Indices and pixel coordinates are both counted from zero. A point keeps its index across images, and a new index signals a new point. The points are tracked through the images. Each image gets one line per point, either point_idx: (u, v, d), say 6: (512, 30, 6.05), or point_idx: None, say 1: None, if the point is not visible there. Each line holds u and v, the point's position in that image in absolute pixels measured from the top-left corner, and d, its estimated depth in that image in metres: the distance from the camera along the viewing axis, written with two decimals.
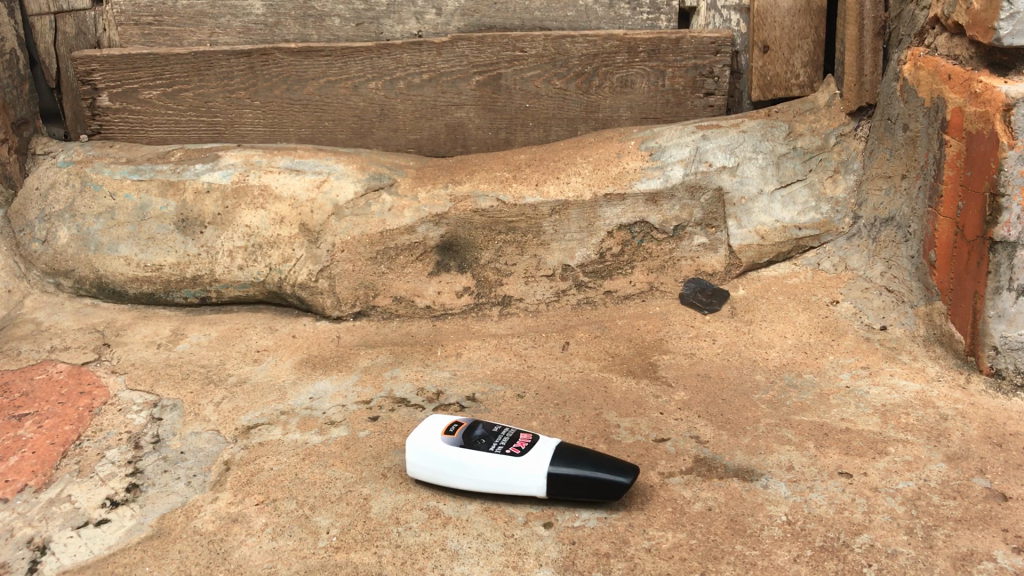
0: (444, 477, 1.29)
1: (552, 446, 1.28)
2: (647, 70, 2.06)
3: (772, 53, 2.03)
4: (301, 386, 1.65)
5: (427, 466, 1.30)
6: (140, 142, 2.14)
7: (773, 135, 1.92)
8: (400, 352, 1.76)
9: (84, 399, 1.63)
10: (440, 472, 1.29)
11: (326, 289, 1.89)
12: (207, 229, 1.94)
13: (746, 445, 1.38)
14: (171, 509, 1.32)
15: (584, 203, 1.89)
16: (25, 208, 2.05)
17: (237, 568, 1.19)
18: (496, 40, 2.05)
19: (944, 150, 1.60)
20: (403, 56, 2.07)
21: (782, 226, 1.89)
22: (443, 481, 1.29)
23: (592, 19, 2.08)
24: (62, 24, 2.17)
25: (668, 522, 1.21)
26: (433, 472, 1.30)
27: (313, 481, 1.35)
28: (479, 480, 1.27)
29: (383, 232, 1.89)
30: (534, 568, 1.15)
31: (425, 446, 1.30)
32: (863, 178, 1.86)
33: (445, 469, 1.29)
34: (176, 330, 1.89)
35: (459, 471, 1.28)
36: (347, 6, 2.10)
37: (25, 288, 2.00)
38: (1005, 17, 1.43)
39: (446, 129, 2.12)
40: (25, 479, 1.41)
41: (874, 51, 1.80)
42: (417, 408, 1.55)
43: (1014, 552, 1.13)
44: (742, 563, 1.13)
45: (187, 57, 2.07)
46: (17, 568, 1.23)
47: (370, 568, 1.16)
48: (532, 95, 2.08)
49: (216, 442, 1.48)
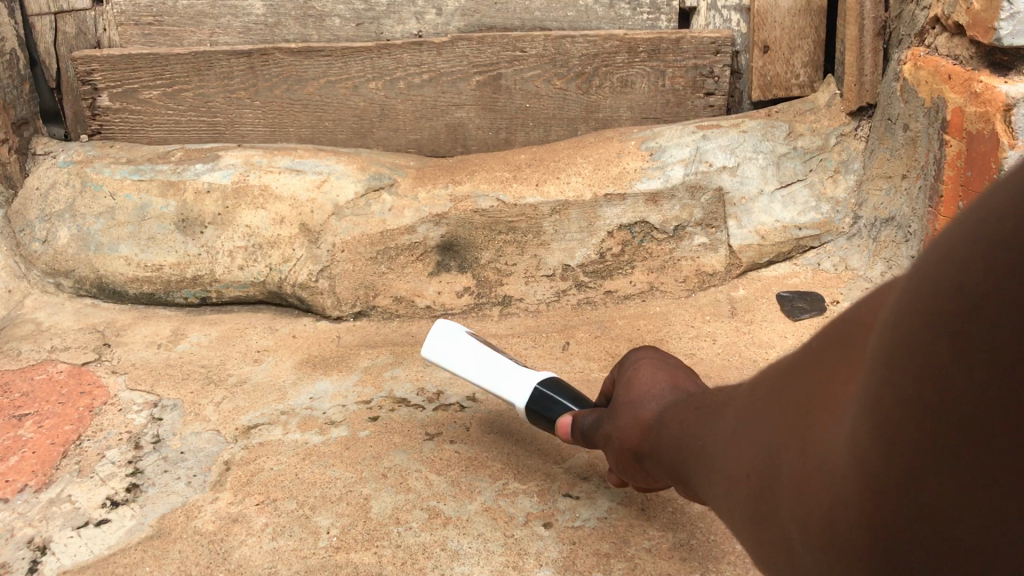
0: (446, 353, 1.37)
1: (529, 387, 1.28)
2: (647, 70, 2.06)
3: (772, 53, 2.03)
4: (301, 386, 1.65)
5: (439, 338, 1.39)
6: (140, 142, 2.14)
7: (774, 135, 1.92)
8: (400, 352, 1.75)
9: (85, 399, 1.63)
10: (445, 347, 1.38)
11: (325, 290, 1.89)
12: (207, 229, 1.94)
13: None
14: (171, 509, 1.32)
15: (584, 203, 1.88)
16: (25, 208, 2.05)
17: (238, 568, 1.19)
18: (496, 40, 2.04)
19: (943, 150, 1.61)
20: (403, 56, 2.06)
21: (782, 226, 1.89)
22: (442, 358, 1.38)
23: (592, 20, 2.09)
24: (62, 24, 2.17)
25: (668, 523, 1.23)
26: (439, 345, 1.38)
27: (313, 480, 1.35)
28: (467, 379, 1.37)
29: (383, 232, 1.89)
30: (535, 568, 1.16)
31: (448, 326, 1.40)
32: (863, 179, 1.87)
33: (450, 346, 1.37)
34: (177, 330, 1.89)
35: (462, 352, 1.36)
36: (347, 6, 2.10)
37: (25, 288, 2.00)
38: (1005, 17, 1.43)
39: (447, 129, 2.13)
40: (26, 479, 1.41)
41: (874, 51, 1.80)
42: (417, 408, 1.54)
43: None
44: (742, 563, 1.15)
45: (187, 57, 2.07)
46: (18, 568, 1.23)
47: (370, 568, 1.17)
48: (532, 95, 2.09)
49: (217, 442, 1.48)
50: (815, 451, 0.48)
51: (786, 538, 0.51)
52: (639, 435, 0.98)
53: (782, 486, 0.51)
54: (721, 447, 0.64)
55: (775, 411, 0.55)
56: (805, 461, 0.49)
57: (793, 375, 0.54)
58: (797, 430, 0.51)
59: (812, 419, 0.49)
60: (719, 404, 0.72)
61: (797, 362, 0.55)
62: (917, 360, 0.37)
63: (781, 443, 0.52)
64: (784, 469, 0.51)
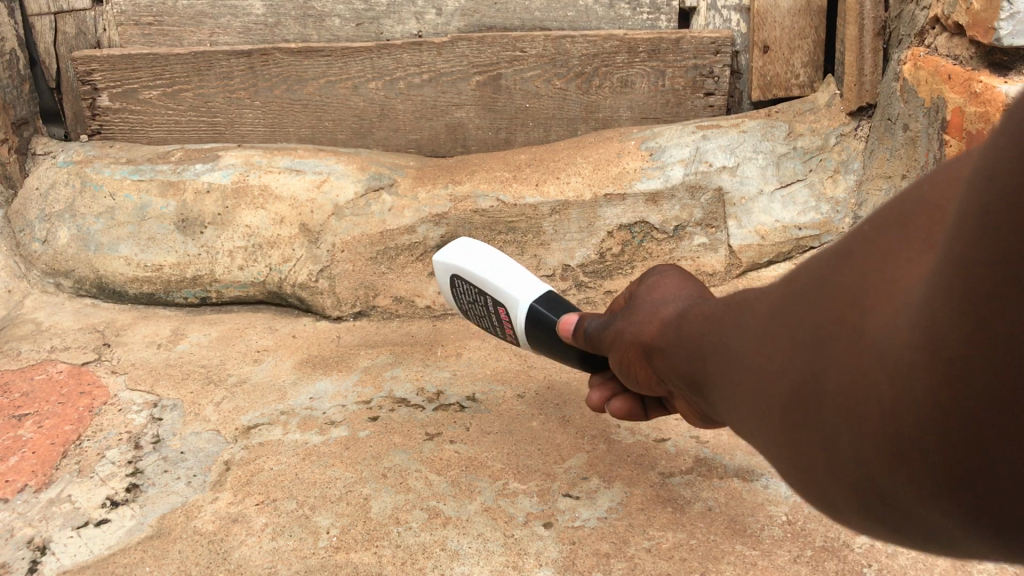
0: (461, 257, 1.34)
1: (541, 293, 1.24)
2: (647, 70, 2.06)
3: (772, 54, 2.03)
4: (301, 386, 1.65)
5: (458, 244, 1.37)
6: (140, 142, 2.14)
7: (773, 135, 1.92)
8: (400, 352, 1.75)
9: (85, 399, 1.63)
10: (461, 253, 1.35)
11: (325, 290, 1.89)
12: (207, 229, 1.94)
13: (745, 445, 1.39)
14: (171, 509, 1.32)
15: (584, 203, 1.88)
16: (25, 208, 2.05)
17: (238, 568, 1.19)
18: (496, 40, 2.05)
19: (944, 150, 1.61)
20: (403, 56, 2.06)
21: (782, 226, 1.88)
22: (456, 261, 1.35)
23: (592, 19, 2.09)
24: (62, 24, 2.17)
25: (668, 523, 1.23)
26: (456, 251, 1.36)
27: (313, 481, 1.35)
28: (475, 299, 1.34)
29: (384, 232, 1.89)
30: (535, 568, 1.16)
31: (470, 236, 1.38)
32: (863, 179, 1.86)
33: (467, 251, 1.34)
34: (176, 330, 1.89)
35: (477, 255, 1.33)
36: (347, 6, 2.10)
37: (24, 288, 2.00)
38: (1005, 17, 1.43)
39: (446, 129, 2.13)
40: (26, 479, 1.41)
41: (874, 51, 1.80)
42: (417, 407, 1.54)
43: None
44: (742, 563, 1.15)
45: (187, 57, 2.07)
46: (18, 568, 1.23)
47: (370, 568, 1.18)
48: (532, 95, 2.09)
49: (216, 442, 1.48)
50: (860, 333, 0.50)
51: (828, 439, 0.54)
52: (647, 352, 0.93)
53: (823, 374, 0.53)
54: (738, 351, 0.66)
55: (807, 304, 0.57)
56: (846, 345, 0.51)
57: (828, 276, 0.56)
58: (836, 319, 0.53)
59: (853, 303, 0.52)
60: (726, 313, 0.72)
61: (828, 256, 0.58)
62: (969, 232, 0.40)
63: (818, 334, 0.55)
64: (825, 357, 0.53)
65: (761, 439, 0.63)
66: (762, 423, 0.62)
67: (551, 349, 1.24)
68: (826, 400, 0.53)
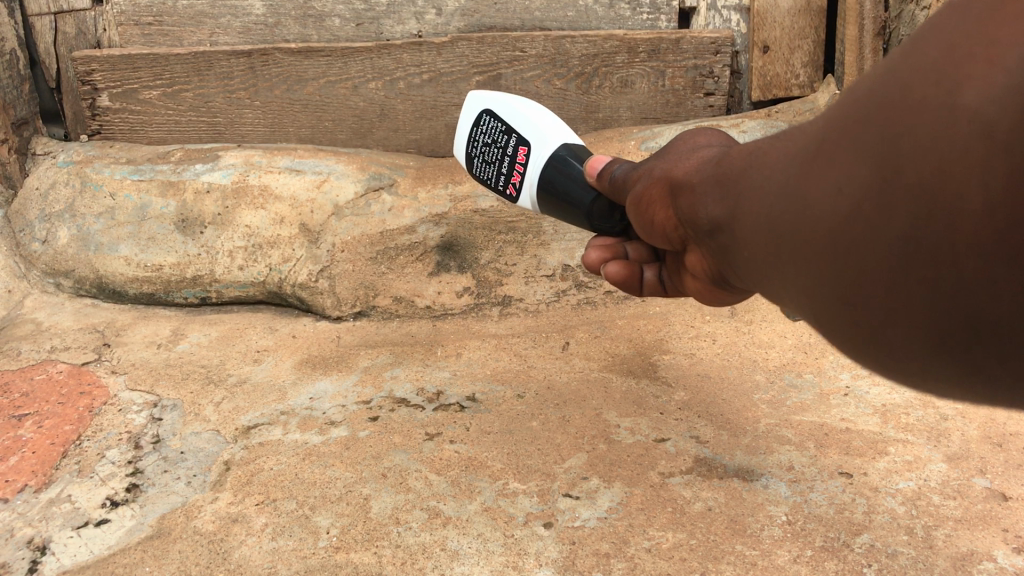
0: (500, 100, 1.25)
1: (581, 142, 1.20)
2: (647, 70, 2.06)
3: (772, 54, 2.03)
4: (301, 386, 1.65)
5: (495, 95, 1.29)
6: (140, 142, 2.14)
7: None
8: (400, 352, 1.75)
9: (84, 400, 1.63)
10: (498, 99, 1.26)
11: (325, 290, 1.90)
12: (207, 229, 1.94)
13: (746, 445, 1.39)
14: (171, 509, 1.32)
15: None
16: (25, 208, 2.05)
17: (238, 568, 1.19)
18: (496, 40, 2.05)
19: None
20: (403, 56, 2.06)
21: None
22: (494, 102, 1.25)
23: (592, 19, 2.09)
24: (62, 24, 2.17)
25: (668, 523, 1.23)
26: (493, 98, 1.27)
27: (313, 481, 1.35)
28: (493, 141, 1.24)
29: (383, 232, 1.90)
30: (534, 568, 1.16)
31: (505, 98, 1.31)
32: None
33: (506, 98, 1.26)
34: (176, 330, 1.89)
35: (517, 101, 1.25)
36: (347, 6, 2.10)
37: (24, 288, 2.00)
38: None
39: (446, 129, 2.13)
40: (25, 479, 1.41)
41: (874, 51, 1.80)
42: (417, 407, 1.54)
43: (1014, 551, 1.15)
44: (742, 563, 1.15)
45: (187, 57, 2.07)
46: (18, 568, 1.23)
47: (370, 568, 1.17)
48: (532, 95, 2.08)
49: (216, 442, 1.48)
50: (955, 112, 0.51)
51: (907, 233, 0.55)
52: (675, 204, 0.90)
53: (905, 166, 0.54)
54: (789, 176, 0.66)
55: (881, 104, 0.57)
56: (929, 130, 0.53)
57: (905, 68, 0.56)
58: (918, 107, 0.54)
59: (935, 87, 0.53)
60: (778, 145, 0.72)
61: (896, 57, 0.58)
62: None
63: (891, 132, 0.56)
64: (906, 148, 0.54)
65: (812, 255, 0.64)
66: (812, 245, 0.63)
67: (561, 210, 1.16)
68: (903, 197, 0.54)
